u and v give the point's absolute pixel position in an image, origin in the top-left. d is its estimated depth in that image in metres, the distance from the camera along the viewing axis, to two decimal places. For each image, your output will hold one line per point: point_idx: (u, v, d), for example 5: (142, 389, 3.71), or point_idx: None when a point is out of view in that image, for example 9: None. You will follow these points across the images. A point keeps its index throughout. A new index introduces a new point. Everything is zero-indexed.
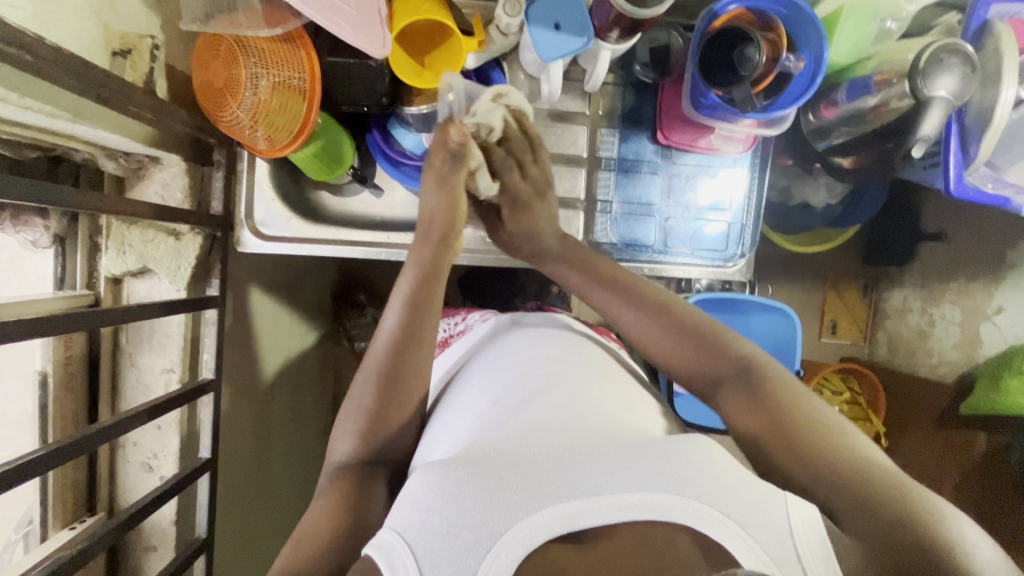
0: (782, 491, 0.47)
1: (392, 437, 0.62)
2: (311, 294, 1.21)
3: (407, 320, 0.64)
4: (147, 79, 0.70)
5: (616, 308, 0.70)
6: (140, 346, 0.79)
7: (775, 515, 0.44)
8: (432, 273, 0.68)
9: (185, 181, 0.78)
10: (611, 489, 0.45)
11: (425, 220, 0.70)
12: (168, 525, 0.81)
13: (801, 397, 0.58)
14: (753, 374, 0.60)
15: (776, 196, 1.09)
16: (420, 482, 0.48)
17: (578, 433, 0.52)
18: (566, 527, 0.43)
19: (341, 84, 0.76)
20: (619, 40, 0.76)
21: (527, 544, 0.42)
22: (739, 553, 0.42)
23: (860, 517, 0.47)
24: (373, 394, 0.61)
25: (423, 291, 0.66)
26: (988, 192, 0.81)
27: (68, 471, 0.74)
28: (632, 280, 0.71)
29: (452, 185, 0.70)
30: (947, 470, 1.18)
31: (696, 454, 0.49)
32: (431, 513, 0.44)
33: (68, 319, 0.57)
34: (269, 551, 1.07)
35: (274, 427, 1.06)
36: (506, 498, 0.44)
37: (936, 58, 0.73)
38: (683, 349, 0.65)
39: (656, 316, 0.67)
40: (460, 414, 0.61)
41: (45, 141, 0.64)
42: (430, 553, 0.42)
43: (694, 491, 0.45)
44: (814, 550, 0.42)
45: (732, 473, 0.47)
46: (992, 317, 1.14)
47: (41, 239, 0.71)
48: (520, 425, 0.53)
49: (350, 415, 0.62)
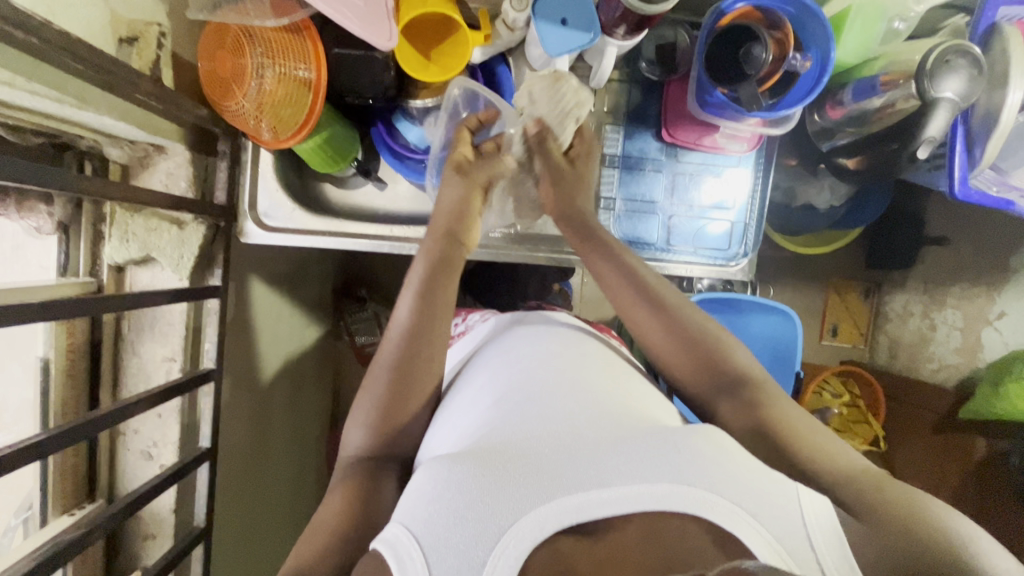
0: (793, 483, 0.47)
1: (403, 430, 0.62)
2: (313, 287, 1.22)
3: (418, 310, 0.65)
4: (154, 67, 0.70)
5: (634, 304, 0.69)
6: (142, 335, 0.79)
7: (786, 506, 0.44)
8: (444, 264, 0.69)
9: (189, 171, 0.78)
10: (620, 480, 0.45)
11: (435, 217, 0.73)
12: (167, 513, 0.81)
13: (793, 415, 0.59)
14: (749, 388, 0.62)
15: (780, 196, 1.09)
16: (426, 475, 0.48)
17: (585, 426, 0.52)
18: (575, 518, 0.43)
19: (346, 76, 0.76)
20: (625, 36, 0.76)
21: (536, 536, 0.42)
22: (751, 542, 0.42)
23: (870, 510, 0.48)
24: (385, 385, 0.62)
25: (432, 283, 0.67)
26: (992, 195, 0.81)
27: (68, 457, 0.74)
28: (658, 283, 0.70)
29: (467, 184, 0.74)
30: (946, 474, 1.18)
31: (703, 445, 0.49)
32: (437, 505, 0.44)
33: (70, 305, 0.57)
34: (267, 543, 1.07)
35: (274, 419, 1.06)
36: (514, 490, 0.45)
37: (943, 59, 0.72)
38: (685, 356, 0.65)
39: (670, 322, 0.67)
40: (465, 408, 0.61)
41: (50, 127, 0.64)
42: (438, 544, 0.42)
43: (705, 481, 0.45)
44: (828, 539, 0.43)
45: (742, 462, 0.48)
46: (994, 322, 1.14)
47: (44, 226, 0.70)
48: (525, 418, 0.53)
49: (360, 410, 0.62)
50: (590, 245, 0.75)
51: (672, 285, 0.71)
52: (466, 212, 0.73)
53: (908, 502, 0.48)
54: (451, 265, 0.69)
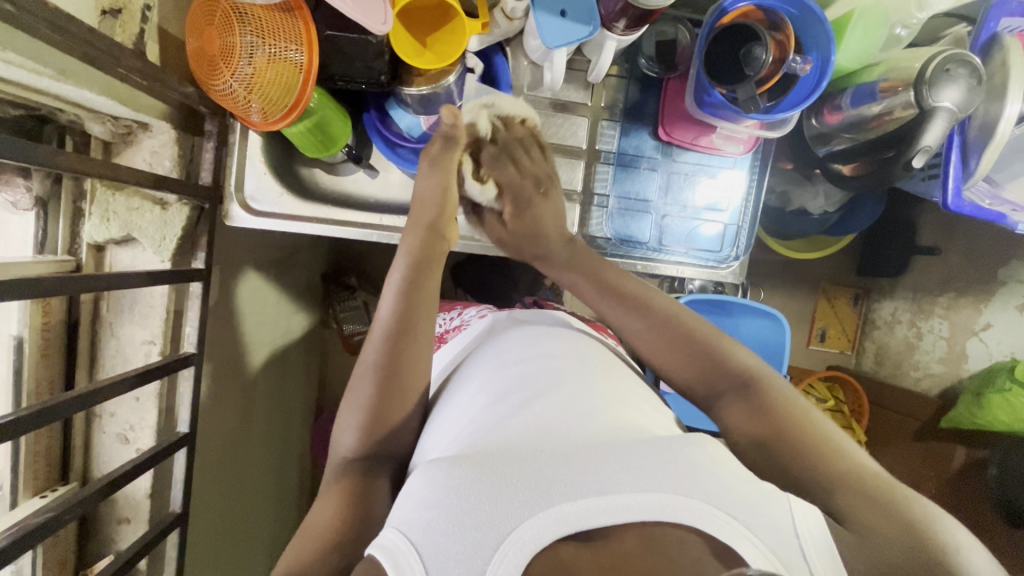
0: (784, 493, 0.47)
1: (392, 432, 0.61)
2: (301, 274, 1.20)
3: (402, 309, 0.64)
4: (137, 40, 0.68)
5: (619, 313, 0.70)
6: (121, 316, 0.78)
7: (781, 519, 0.43)
8: (424, 260, 0.69)
9: (173, 150, 0.76)
10: (617, 489, 0.45)
11: (416, 205, 0.73)
12: (142, 498, 0.79)
13: (802, 407, 0.58)
14: (758, 389, 0.60)
15: (775, 200, 1.09)
16: (422, 480, 0.47)
17: (583, 435, 0.51)
18: (574, 526, 0.43)
19: (341, 59, 0.75)
20: (625, 30, 0.75)
21: (536, 544, 0.42)
22: (745, 552, 0.41)
23: (860, 510, 0.47)
24: (372, 386, 0.60)
25: (416, 283, 0.66)
26: (985, 208, 0.81)
27: (41, 438, 0.72)
28: (637, 289, 0.70)
29: (442, 167, 0.74)
30: (924, 480, 1.19)
31: (702, 456, 0.48)
32: (435, 512, 0.44)
33: (48, 283, 0.56)
34: (247, 529, 1.06)
35: (256, 405, 1.05)
36: (512, 496, 0.44)
37: (942, 68, 0.72)
38: (687, 363, 0.65)
39: (661, 330, 0.67)
40: (460, 411, 0.60)
41: (28, 99, 0.62)
42: (437, 552, 0.42)
43: (702, 493, 0.45)
44: (820, 553, 0.42)
45: (736, 475, 0.48)
46: (979, 333, 1.16)
47: (21, 200, 0.68)
48: (522, 426, 0.53)
49: (351, 412, 0.61)
50: (573, 260, 0.76)
51: (662, 293, 0.71)
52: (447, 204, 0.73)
53: (899, 505, 0.47)
54: (434, 260, 0.70)
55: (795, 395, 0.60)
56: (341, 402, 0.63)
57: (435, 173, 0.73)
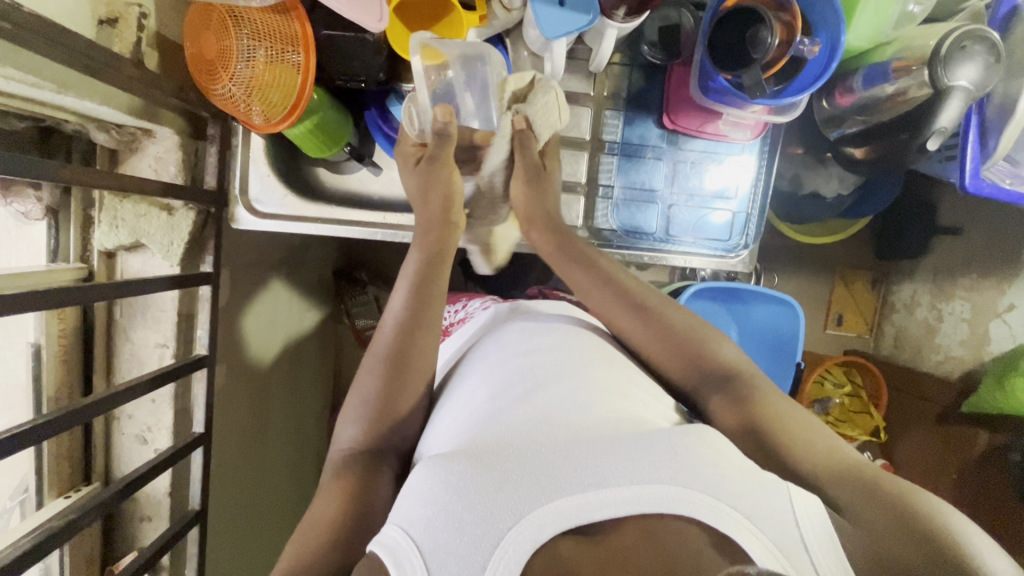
0: (784, 482, 0.46)
1: (397, 425, 0.62)
2: (312, 271, 1.22)
3: (412, 304, 0.67)
4: (135, 49, 0.68)
5: (616, 310, 0.69)
6: (135, 321, 0.79)
7: (779, 508, 0.43)
8: (436, 256, 0.72)
9: (178, 155, 0.77)
10: (617, 481, 0.45)
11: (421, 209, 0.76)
12: (163, 497, 0.82)
13: (780, 403, 0.58)
14: (739, 381, 0.61)
15: (786, 185, 1.04)
16: (425, 476, 0.47)
17: (581, 428, 0.51)
18: (575, 519, 0.43)
19: (337, 55, 0.74)
20: (626, 17, 0.73)
21: (536, 539, 0.42)
22: (743, 542, 0.41)
23: (869, 508, 0.46)
24: (378, 382, 0.62)
25: (427, 277, 0.70)
26: (1005, 188, 0.77)
27: (63, 441, 0.75)
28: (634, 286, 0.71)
29: (438, 164, 0.76)
30: (946, 465, 1.17)
31: (698, 446, 0.48)
32: (438, 508, 0.44)
33: (57, 294, 0.57)
34: (269, 520, 1.10)
35: (272, 402, 1.07)
36: (512, 491, 0.44)
37: (959, 45, 0.69)
38: (669, 356, 0.65)
39: (649, 324, 0.67)
40: (463, 403, 0.61)
41: (34, 112, 0.63)
42: (438, 549, 0.42)
43: (702, 483, 0.44)
44: (818, 536, 0.42)
45: (736, 464, 0.47)
46: (1003, 314, 1.11)
47: (33, 211, 0.70)
48: (521, 419, 0.53)
49: (359, 404, 0.63)
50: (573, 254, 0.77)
51: (655, 293, 0.71)
52: (449, 199, 0.76)
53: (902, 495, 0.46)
54: (444, 258, 0.73)
55: (777, 391, 0.60)
56: (347, 398, 0.65)
57: (429, 171, 0.77)
